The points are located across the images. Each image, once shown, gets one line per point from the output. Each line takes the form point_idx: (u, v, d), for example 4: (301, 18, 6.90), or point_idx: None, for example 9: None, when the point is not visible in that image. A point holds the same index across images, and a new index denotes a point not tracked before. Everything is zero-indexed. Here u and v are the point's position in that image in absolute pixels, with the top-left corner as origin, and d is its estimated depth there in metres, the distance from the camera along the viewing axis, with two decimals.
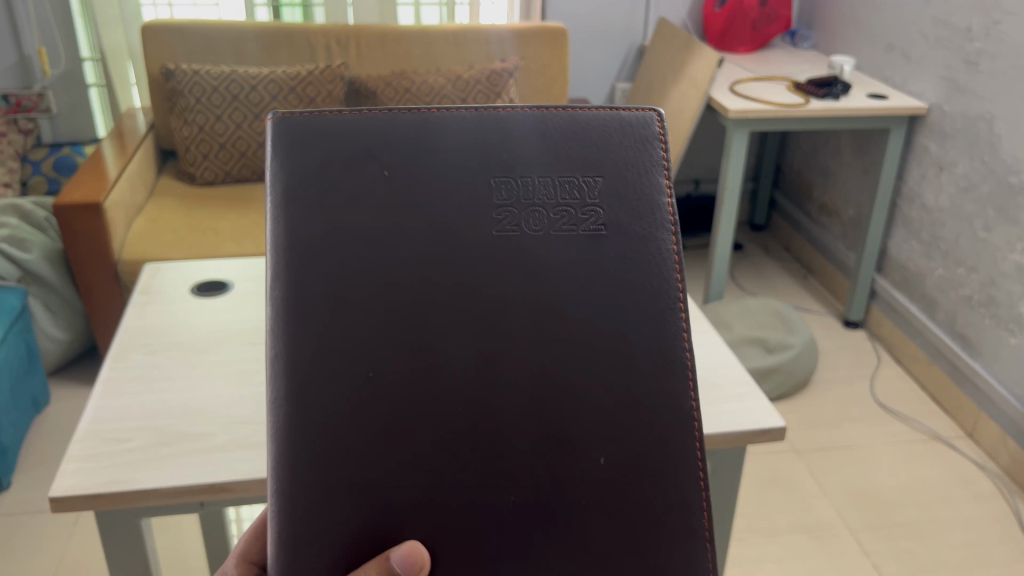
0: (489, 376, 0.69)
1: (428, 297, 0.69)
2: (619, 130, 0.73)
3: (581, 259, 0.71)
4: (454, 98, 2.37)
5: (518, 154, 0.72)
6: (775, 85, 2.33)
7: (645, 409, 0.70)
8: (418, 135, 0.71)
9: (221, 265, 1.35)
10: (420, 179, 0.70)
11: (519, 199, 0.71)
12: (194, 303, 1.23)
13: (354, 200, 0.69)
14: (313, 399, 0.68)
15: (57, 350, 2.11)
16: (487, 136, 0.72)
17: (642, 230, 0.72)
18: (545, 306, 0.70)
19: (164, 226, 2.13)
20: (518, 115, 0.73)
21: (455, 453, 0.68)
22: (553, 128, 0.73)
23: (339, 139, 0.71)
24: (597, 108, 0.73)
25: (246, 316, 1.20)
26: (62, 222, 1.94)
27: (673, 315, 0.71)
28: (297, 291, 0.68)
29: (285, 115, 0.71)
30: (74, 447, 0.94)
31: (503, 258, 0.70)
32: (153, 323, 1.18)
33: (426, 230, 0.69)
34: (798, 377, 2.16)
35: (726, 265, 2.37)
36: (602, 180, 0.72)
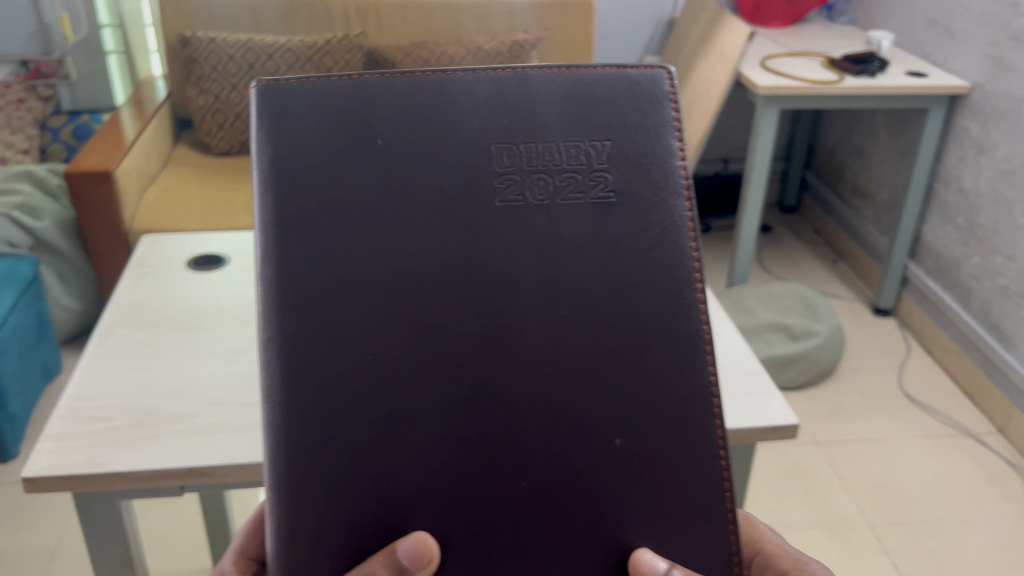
0: (492, 352, 0.69)
1: (427, 272, 0.69)
2: (627, 90, 0.73)
3: (592, 230, 0.71)
4: (475, 69, 2.32)
5: (522, 118, 0.72)
6: (808, 60, 2.23)
7: (657, 382, 0.70)
8: (417, 95, 0.72)
9: (220, 238, 1.31)
10: (421, 145, 0.70)
11: (522, 166, 0.71)
12: (187, 276, 1.19)
13: (353, 164, 0.70)
14: (314, 368, 0.68)
15: (70, 320, 2.09)
16: (488, 98, 0.72)
17: (653, 197, 0.72)
18: (550, 278, 0.70)
19: (176, 196, 2.10)
20: (523, 78, 0.73)
21: (463, 427, 0.68)
22: (557, 92, 0.73)
23: (332, 101, 0.71)
24: (603, 67, 0.73)
25: (238, 291, 1.16)
26: (74, 191, 1.92)
27: (688, 286, 0.71)
28: (298, 259, 0.68)
29: (266, 85, 0.71)
30: (52, 425, 0.90)
31: (505, 229, 0.70)
32: (145, 297, 1.13)
33: (423, 199, 0.69)
34: (823, 365, 2.08)
35: (752, 247, 2.29)
36: (611, 145, 0.72)
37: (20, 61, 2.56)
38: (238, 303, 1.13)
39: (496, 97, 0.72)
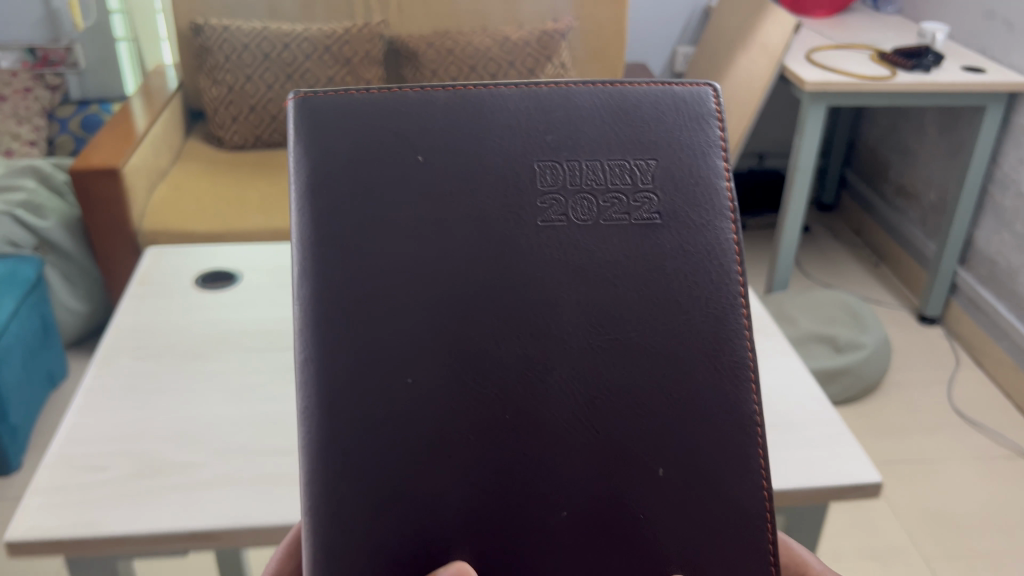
0: (534, 375, 0.68)
1: (471, 293, 0.68)
2: (673, 108, 0.74)
3: (635, 250, 0.71)
4: (502, 60, 2.21)
5: (566, 136, 0.72)
6: (857, 54, 2.10)
7: (702, 406, 0.69)
8: (461, 111, 0.72)
9: (232, 252, 1.20)
10: (465, 163, 0.70)
11: (566, 185, 0.71)
12: (195, 296, 1.08)
13: (398, 181, 0.69)
14: (355, 388, 0.67)
15: (75, 322, 2.00)
16: (530, 115, 0.72)
17: (698, 217, 0.72)
18: (593, 298, 0.70)
19: (188, 194, 1.99)
20: (566, 95, 0.73)
21: (506, 450, 0.67)
22: (600, 110, 0.73)
23: (370, 115, 0.71)
24: (648, 86, 0.74)
25: (252, 314, 1.05)
26: (80, 189, 1.81)
27: (732, 307, 0.71)
28: (340, 279, 0.68)
29: (306, 96, 0.71)
30: (41, 477, 0.80)
31: (550, 249, 0.70)
32: (148, 323, 1.03)
33: (465, 217, 0.69)
34: (869, 379, 1.96)
35: (793, 251, 2.17)
36: (655, 163, 0.73)
37: (28, 49, 2.46)
38: (250, 329, 1.02)
39: (536, 115, 0.72)
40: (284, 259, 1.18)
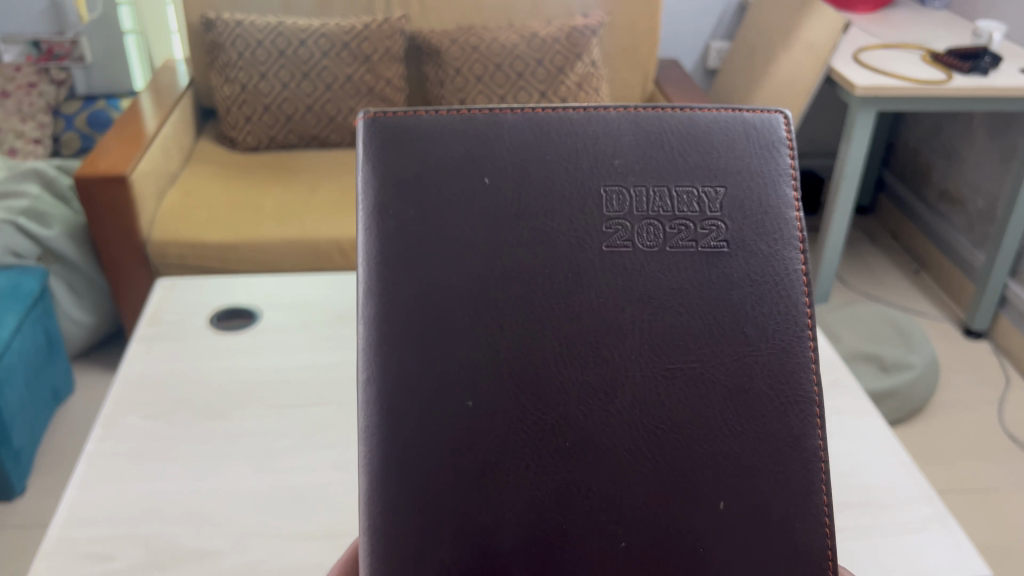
0: (594, 407, 0.62)
1: (529, 320, 0.62)
2: (745, 131, 0.66)
3: (701, 277, 0.63)
4: (528, 58, 2.09)
5: (632, 158, 0.65)
6: (907, 54, 1.97)
7: (771, 446, 0.62)
8: (532, 135, 0.65)
9: (249, 285, 1.09)
10: (533, 192, 0.64)
11: (631, 210, 0.64)
12: (208, 339, 0.98)
13: (460, 207, 0.64)
14: (409, 416, 0.62)
15: (81, 334, 1.91)
16: (593, 136, 0.65)
17: (770, 247, 0.65)
18: (656, 327, 0.63)
19: (199, 200, 1.89)
20: (634, 115, 0.66)
21: (560, 487, 0.61)
22: (667, 129, 0.66)
23: (428, 138, 0.65)
24: (719, 108, 0.67)
25: (271, 361, 0.95)
26: (85, 198, 1.71)
27: (802, 342, 0.63)
28: (395, 305, 0.62)
29: (376, 115, 0.66)
30: (39, 568, 0.70)
31: (612, 278, 0.63)
32: (158, 373, 0.92)
33: (522, 244, 0.63)
34: (918, 401, 1.86)
35: (835, 262, 2.06)
36: (722, 189, 0.65)
37: (31, 42, 2.37)
38: (269, 380, 0.92)
39: (599, 137, 0.65)
40: (305, 295, 1.07)
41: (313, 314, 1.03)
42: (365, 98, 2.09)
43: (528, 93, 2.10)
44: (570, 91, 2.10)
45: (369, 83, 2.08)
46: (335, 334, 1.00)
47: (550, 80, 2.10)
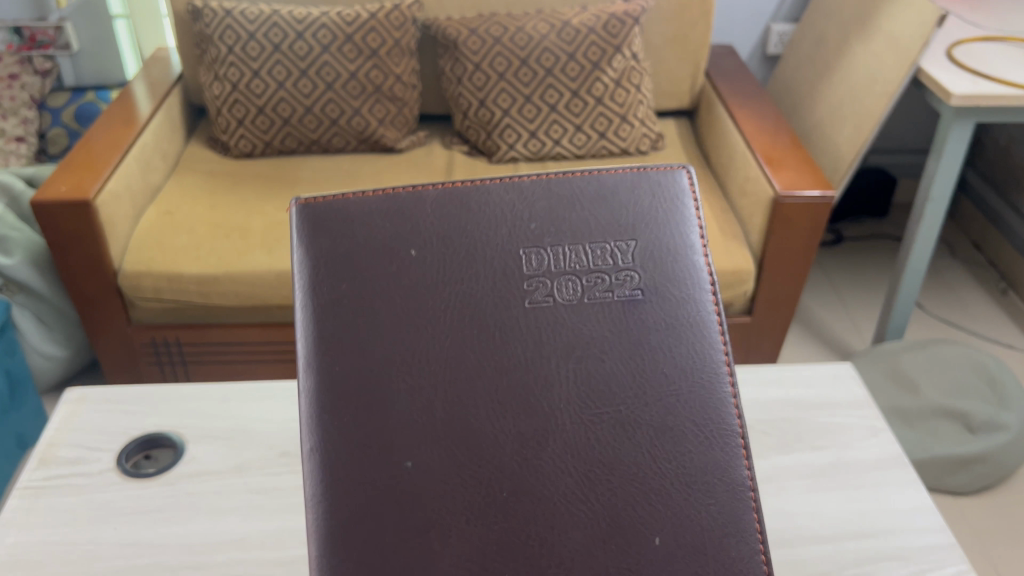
0: (525, 462, 0.60)
1: (460, 379, 0.61)
2: (647, 190, 0.67)
3: (618, 326, 0.63)
4: (558, 51, 1.80)
5: (549, 222, 0.65)
6: (1010, 50, 1.65)
7: (698, 482, 0.61)
8: (452, 206, 0.65)
9: (177, 397, 0.85)
10: (454, 260, 0.64)
11: (550, 268, 0.64)
12: (110, 494, 0.75)
13: (388, 278, 0.63)
14: (361, 487, 0.60)
15: (52, 369, 1.70)
16: (511, 204, 0.66)
17: (682, 293, 0.65)
18: (582, 377, 0.62)
19: (180, 221, 1.63)
20: (543, 183, 0.67)
21: (502, 539, 0.59)
22: (576, 192, 0.66)
23: (352, 220, 0.65)
24: (621, 168, 0.67)
25: (180, 537, 0.71)
26: (45, 226, 1.46)
27: (719, 381, 0.63)
28: (333, 376, 0.62)
29: (308, 201, 0.66)
30: None
31: (537, 334, 0.62)
32: (30, 557, 0.69)
33: (449, 309, 0.63)
34: (1009, 467, 1.58)
35: (915, 291, 1.76)
36: (633, 245, 0.65)
37: (13, 29, 2.11)
38: (174, 570, 0.68)
39: (515, 205, 0.65)
40: (243, 416, 0.83)
41: (248, 450, 0.79)
42: (372, 98, 1.84)
43: (558, 92, 1.81)
44: (606, 88, 1.81)
45: (376, 80, 1.83)
46: (272, 487, 0.76)
47: (584, 77, 1.81)
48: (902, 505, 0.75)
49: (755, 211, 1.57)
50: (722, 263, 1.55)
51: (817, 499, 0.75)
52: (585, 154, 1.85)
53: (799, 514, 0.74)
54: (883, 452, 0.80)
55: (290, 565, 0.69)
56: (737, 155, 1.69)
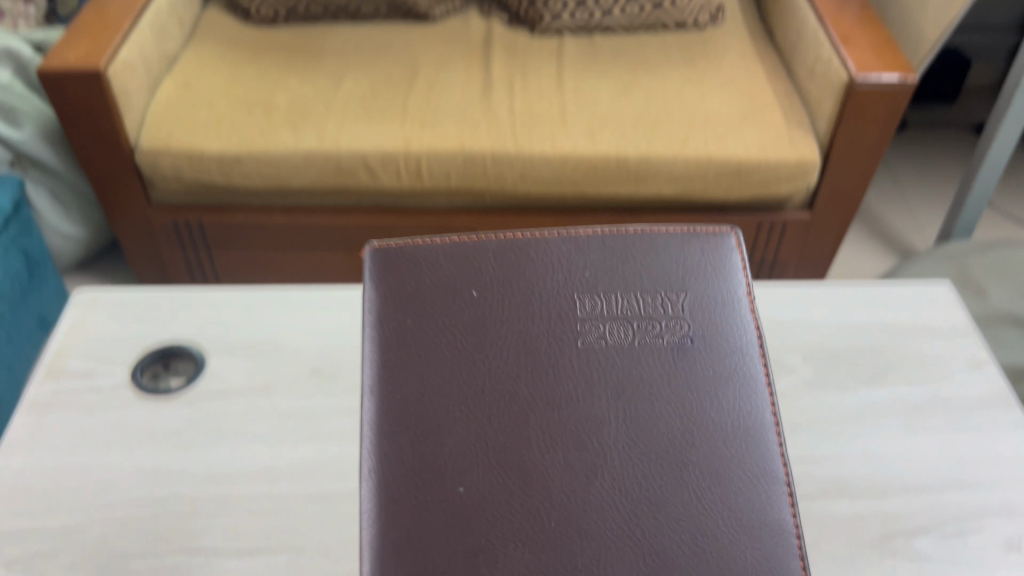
0: (573, 489, 0.60)
1: (516, 410, 0.63)
2: (696, 248, 0.72)
3: (666, 368, 0.66)
4: None
5: (604, 272, 0.70)
6: None
7: (740, 519, 0.60)
8: (513, 254, 0.70)
9: (192, 304, 0.85)
10: (515, 303, 0.68)
11: (602, 313, 0.68)
12: (125, 413, 0.75)
13: (454, 317, 0.68)
14: (412, 510, 0.60)
15: (69, 248, 1.64)
16: (569, 255, 0.70)
17: (727, 343, 0.67)
18: (630, 414, 0.63)
19: (198, 93, 1.50)
20: (600, 238, 0.72)
21: (548, 562, 0.57)
22: (630, 249, 0.71)
23: (425, 266, 0.71)
24: (672, 230, 0.73)
25: (203, 463, 0.71)
26: (54, 96, 1.35)
27: (761, 426, 0.64)
28: (396, 404, 0.64)
29: (382, 245, 0.72)
30: None
31: (590, 372, 0.65)
32: (42, 481, 0.70)
33: (508, 344, 0.66)
34: None
35: (990, 187, 1.62)
36: (683, 296, 0.69)
37: None
38: (196, 502, 0.69)
39: (574, 255, 0.70)
40: (263, 330, 0.83)
41: (274, 367, 0.79)
42: None
43: None
44: None
45: None
46: (303, 409, 0.76)
47: None
48: (1008, 449, 0.76)
49: (826, 94, 1.42)
50: (786, 152, 1.41)
51: (914, 439, 0.76)
52: (638, 26, 1.69)
53: (893, 457, 0.74)
54: (989, 385, 0.81)
55: (322, 500, 0.69)
56: (808, 31, 1.52)
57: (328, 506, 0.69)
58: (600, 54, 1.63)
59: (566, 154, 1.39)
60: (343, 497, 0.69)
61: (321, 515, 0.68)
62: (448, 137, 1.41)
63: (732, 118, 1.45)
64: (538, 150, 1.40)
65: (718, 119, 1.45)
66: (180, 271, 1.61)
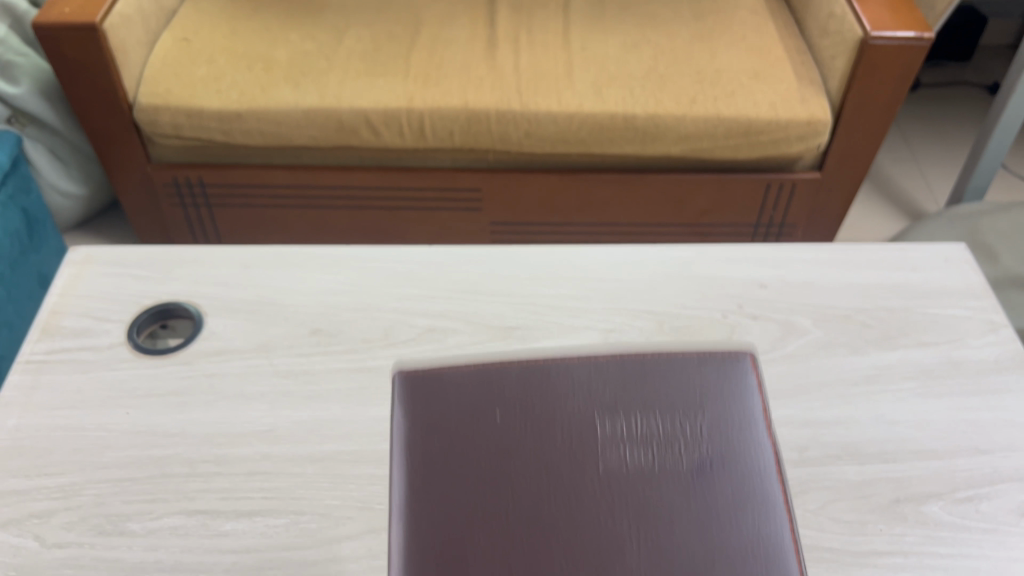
0: None
1: (535, 541, 0.62)
2: (716, 368, 0.70)
3: (687, 494, 0.63)
4: None
5: (624, 393, 0.69)
6: None
7: None
8: (534, 376, 0.70)
9: (194, 264, 0.84)
10: (535, 427, 0.67)
11: (621, 439, 0.66)
12: (122, 372, 0.74)
13: (475, 441, 0.67)
14: None
15: (70, 206, 1.62)
16: (588, 377, 0.70)
17: (749, 468, 0.65)
18: (651, 547, 0.61)
19: (196, 49, 1.46)
20: (616, 364, 0.71)
21: None
22: (649, 371, 0.70)
23: (447, 385, 0.70)
24: (691, 351, 0.72)
25: (201, 424, 0.70)
26: (50, 50, 1.32)
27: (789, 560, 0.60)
28: (411, 535, 0.62)
29: (406, 368, 0.72)
30: None
31: (608, 502, 0.63)
32: (37, 441, 0.69)
33: (527, 471, 0.65)
34: None
35: (1005, 148, 1.59)
36: (700, 419, 0.68)
37: None
38: (194, 463, 0.68)
39: (592, 377, 0.70)
40: (265, 290, 0.82)
41: (274, 327, 0.79)
42: None
43: None
44: None
45: None
46: (304, 370, 0.75)
47: None
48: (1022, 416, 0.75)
49: (839, 51, 1.38)
50: (797, 111, 1.37)
51: (927, 403, 0.75)
52: None
53: (905, 420, 0.74)
54: (1004, 350, 0.81)
55: (323, 462, 0.68)
56: None
57: (328, 467, 0.68)
58: (608, 9, 1.59)
59: (572, 112, 1.36)
60: (344, 458, 0.69)
61: (322, 476, 0.67)
62: (452, 95, 1.38)
63: (741, 77, 1.42)
64: (544, 108, 1.37)
65: (728, 77, 1.42)
66: (181, 231, 1.60)
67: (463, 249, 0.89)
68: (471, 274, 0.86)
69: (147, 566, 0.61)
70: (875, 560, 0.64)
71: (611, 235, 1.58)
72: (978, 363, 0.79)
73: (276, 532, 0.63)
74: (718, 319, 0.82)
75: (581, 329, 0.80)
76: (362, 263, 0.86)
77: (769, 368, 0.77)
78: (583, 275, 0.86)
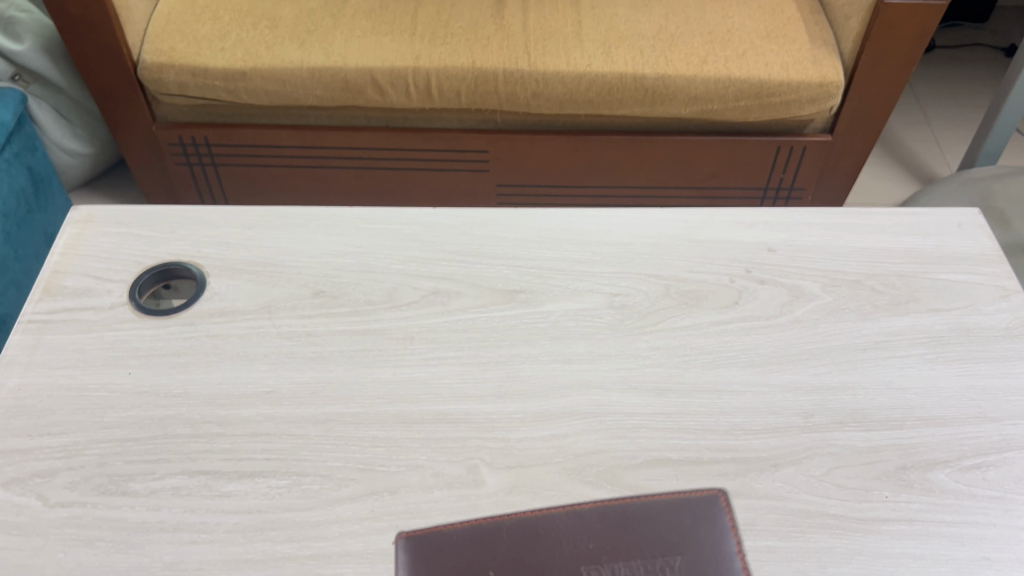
0: None
1: None
2: (691, 515, 0.62)
3: None
4: None
5: (607, 545, 0.60)
6: None
7: None
8: (516, 536, 0.61)
9: (197, 224, 0.83)
10: None
11: None
12: (124, 333, 0.74)
13: None
14: None
15: (75, 166, 1.61)
16: (570, 532, 0.61)
17: None
18: None
19: (200, 5, 1.44)
20: (592, 515, 0.62)
21: None
22: (629, 521, 0.62)
23: (444, 549, 0.60)
24: (666, 496, 0.63)
25: (204, 384, 0.70)
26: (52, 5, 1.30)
27: None
28: None
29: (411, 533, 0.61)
30: None
31: None
32: (40, 400, 0.69)
33: None
34: None
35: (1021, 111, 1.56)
36: None
37: None
38: (196, 424, 0.68)
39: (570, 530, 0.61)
40: (268, 251, 0.81)
41: (277, 288, 0.78)
42: None
43: None
44: None
45: None
46: (307, 331, 0.75)
47: None
48: None
49: (853, 11, 1.35)
50: (809, 73, 1.35)
51: (935, 371, 0.74)
52: None
53: (912, 387, 0.73)
54: (1015, 316, 0.80)
55: (327, 423, 0.68)
56: None
57: (331, 428, 0.68)
58: None
59: (581, 73, 1.34)
60: (346, 420, 0.68)
61: (324, 437, 0.67)
62: (459, 55, 1.36)
63: (753, 37, 1.40)
64: (552, 67, 1.35)
65: (739, 37, 1.39)
66: (186, 191, 1.59)
67: (467, 211, 0.88)
68: (476, 236, 0.85)
69: (151, 526, 0.61)
70: (879, 527, 0.63)
71: (618, 198, 1.56)
72: (988, 330, 0.78)
73: (278, 494, 0.63)
74: (726, 284, 0.81)
75: (586, 293, 0.80)
76: (365, 224, 0.85)
77: (776, 334, 0.77)
78: (589, 239, 0.85)
